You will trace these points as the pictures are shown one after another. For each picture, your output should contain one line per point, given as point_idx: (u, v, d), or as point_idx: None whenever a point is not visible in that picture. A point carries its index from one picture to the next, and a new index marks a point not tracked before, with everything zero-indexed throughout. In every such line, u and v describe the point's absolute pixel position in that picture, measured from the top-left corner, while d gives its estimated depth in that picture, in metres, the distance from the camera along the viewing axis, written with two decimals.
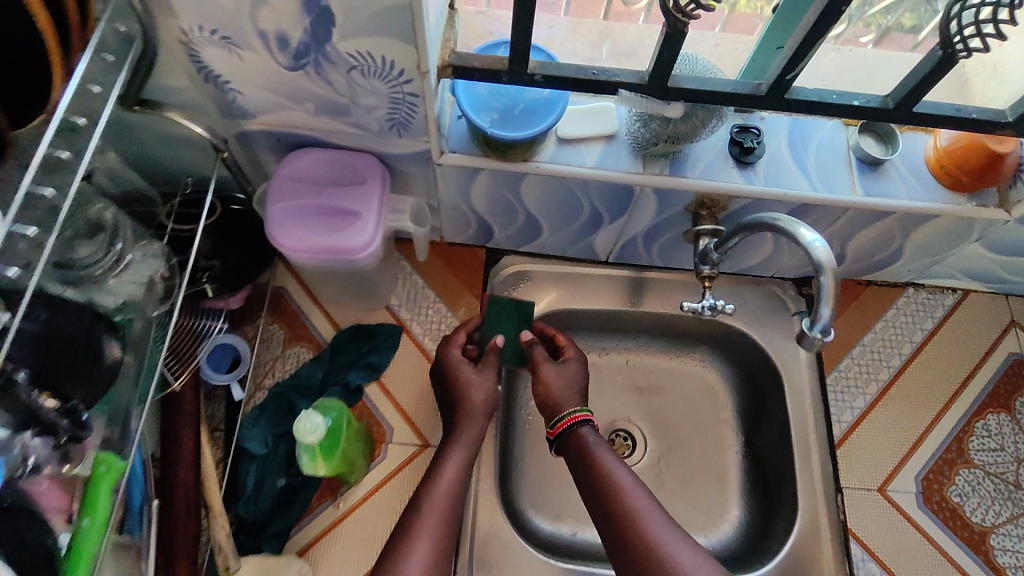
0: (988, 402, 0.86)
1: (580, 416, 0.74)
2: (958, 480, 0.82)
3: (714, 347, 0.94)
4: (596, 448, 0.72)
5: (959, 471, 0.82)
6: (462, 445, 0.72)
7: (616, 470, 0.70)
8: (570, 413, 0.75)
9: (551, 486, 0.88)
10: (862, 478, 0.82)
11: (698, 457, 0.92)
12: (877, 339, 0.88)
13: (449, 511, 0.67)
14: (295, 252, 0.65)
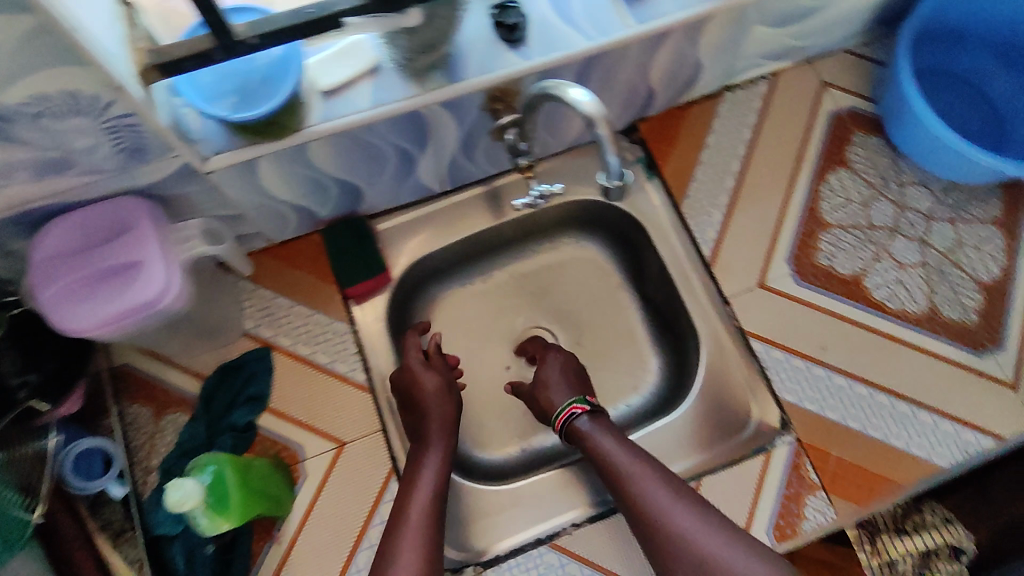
0: (825, 164, 0.91)
1: (575, 408, 0.73)
2: (823, 244, 0.86)
3: (580, 224, 0.95)
4: (598, 433, 0.71)
5: (820, 236, 0.87)
6: (435, 461, 0.68)
7: (614, 446, 0.69)
8: (567, 406, 0.73)
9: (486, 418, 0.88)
10: (741, 279, 0.84)
11: (606, 329, 0.93)
12: (713, 153, 0.90)
13: (428, 528, 0.62)
14: (95, 331, 0.59)
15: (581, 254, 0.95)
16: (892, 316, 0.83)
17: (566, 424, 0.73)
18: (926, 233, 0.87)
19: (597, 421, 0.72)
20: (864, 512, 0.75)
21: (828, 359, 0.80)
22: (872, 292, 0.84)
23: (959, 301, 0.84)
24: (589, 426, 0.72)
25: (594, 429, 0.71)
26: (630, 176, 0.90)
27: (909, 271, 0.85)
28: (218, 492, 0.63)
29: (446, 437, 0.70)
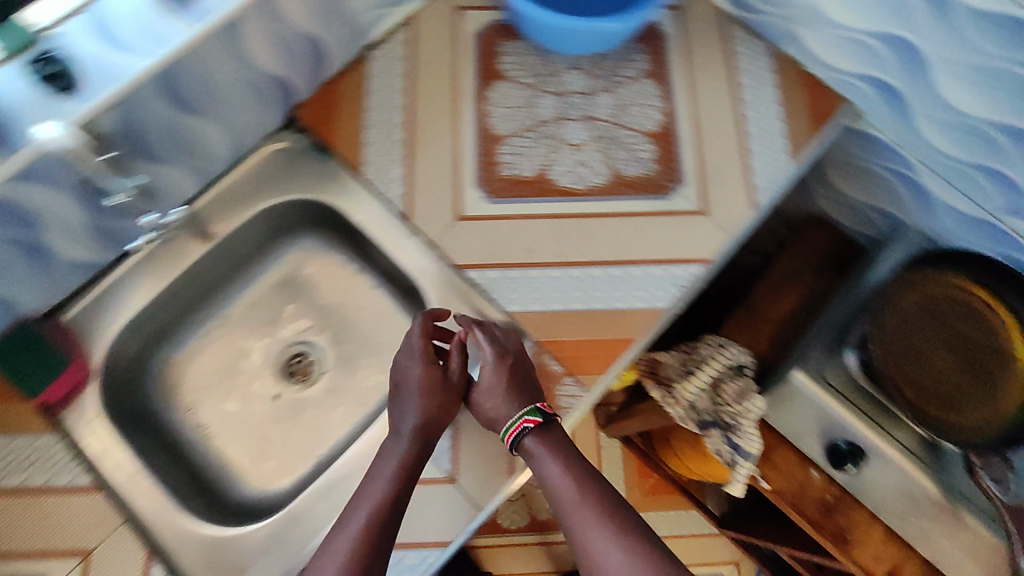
0: (484, 81, 0.92)
1: (527, 422, 0.74)
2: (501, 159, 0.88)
3: (292, 230, 0.95)
4: (548, 454, 0.74)
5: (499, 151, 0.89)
6: (398, 451, 0.72)
7: (563, 492, 0.73)
8: (520, 419, 0.74)
9: (262, 443, 0.91)
10: (439, 222, 0.85)
11: (356, 315, 0.97)
12: (377, 114, 0.90)
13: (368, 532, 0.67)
14: None
15: (316, 256, 0.97)
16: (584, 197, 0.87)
17: (516, 445, 0.74)
18: (590, 110, 0.91)
19: (547, 437, 0.74)
20: (610, 379, 0.81)
21: (538, 259, 0.84)
22: (559, 183, 0.88)
23: (636, 157, 0.89)
24: (536, 445, 0.74)
25: (544, 458, 0.74)
26: (309, 166, 0.90)
27: (585, 148, 0.90)
28: None
29: (423, 458, 0.73)
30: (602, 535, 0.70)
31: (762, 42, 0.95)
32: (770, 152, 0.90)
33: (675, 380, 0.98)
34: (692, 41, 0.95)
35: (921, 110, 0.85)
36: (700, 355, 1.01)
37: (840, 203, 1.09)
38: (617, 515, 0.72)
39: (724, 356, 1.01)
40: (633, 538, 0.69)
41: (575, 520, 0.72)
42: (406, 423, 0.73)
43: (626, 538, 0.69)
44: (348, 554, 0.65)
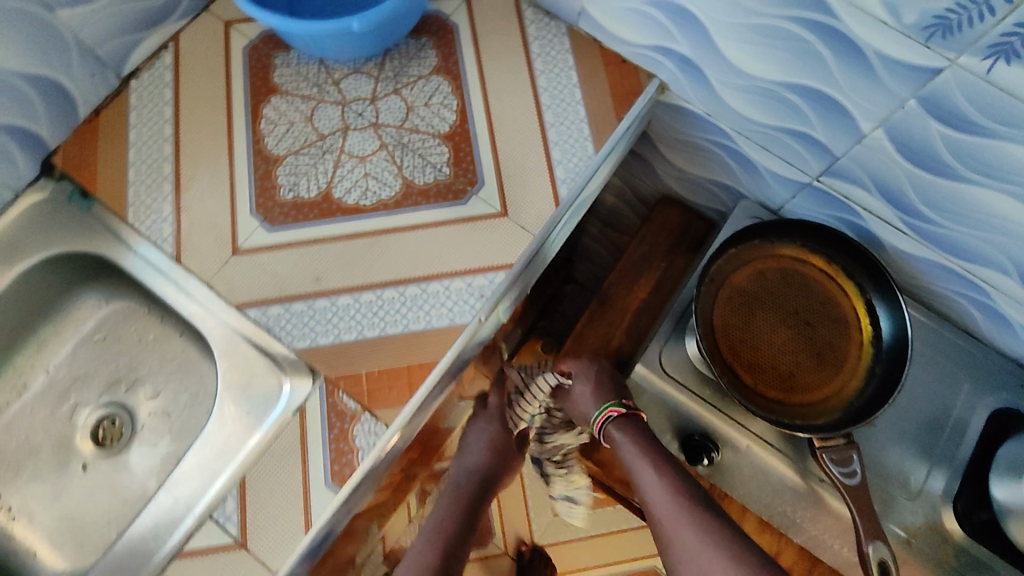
0: (258, 99, 0.85)
1: (610, 413, 0.85)
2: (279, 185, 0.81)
3: (76, 284, 0.88)
4: (633, 454, 0.82)
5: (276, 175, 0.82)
6: (445, 502, 0.92)
7: (656, 489, 0.77)
8: (604, 412, 0.85)
9: (73, 513, 0.84)
10: (213, 260, 0.78)
11: (163, 365, 0.89)
12: (141, 149, 0.83)
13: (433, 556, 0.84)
14: None
15: (112, 308, 0.90)
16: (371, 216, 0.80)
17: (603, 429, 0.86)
18: (375, 117, 0.84)
19: (630, 429, 0.84)
20: (410, 407, 0.73)
21: (324, 287, 0.77)
22: (345, 200, 0.81)
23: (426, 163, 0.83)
24: (630, 449, 0.82)
25: (628, 444, 0.82)
26: (72, 216, 0.82)
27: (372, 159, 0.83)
28: None
29: (468, 509, 0.92)
30: (670, 506, 0.76)
31: (558, 23, 0.90)
32: (567, 141, 0.85)
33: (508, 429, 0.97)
34: (479, 31, 0.89)
35: (715, 77, 0.80)
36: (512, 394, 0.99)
37: (688, 182, 1.02)
38: (677, 475, 0.79)
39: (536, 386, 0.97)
40: (704, 507, 0.75)
41: (667, 521, 0.76)
42: (473, 460, 0.95)
43: (689, 504, 0.75)
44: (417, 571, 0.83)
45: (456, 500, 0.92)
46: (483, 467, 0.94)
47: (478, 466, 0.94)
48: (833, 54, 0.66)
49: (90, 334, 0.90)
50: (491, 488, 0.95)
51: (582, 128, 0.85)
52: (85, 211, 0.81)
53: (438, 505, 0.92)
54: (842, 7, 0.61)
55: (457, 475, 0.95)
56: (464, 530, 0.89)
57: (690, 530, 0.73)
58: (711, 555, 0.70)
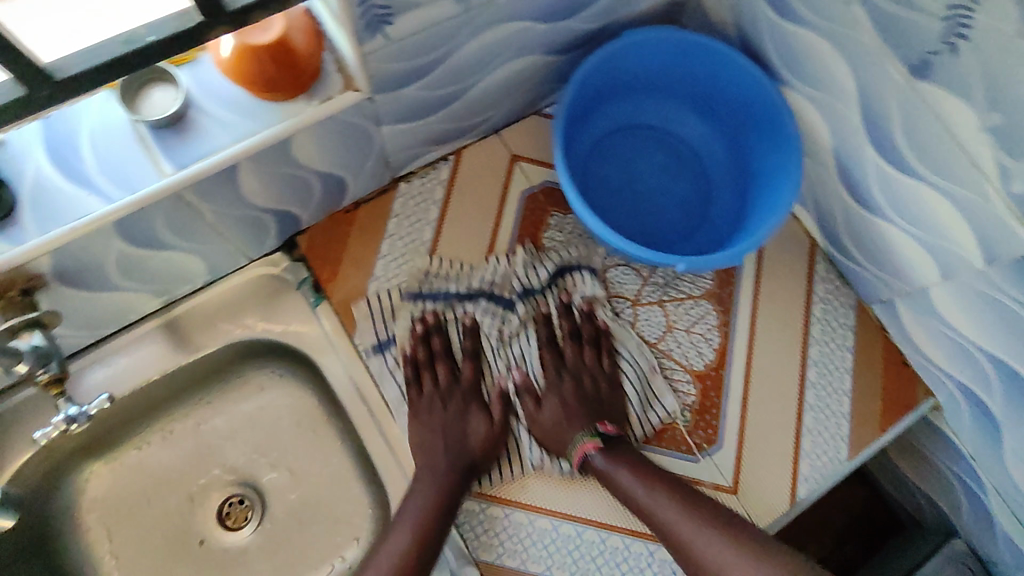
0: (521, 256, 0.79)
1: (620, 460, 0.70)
2: (418, 317, 0.76)
3: (265, 355, 0.84)
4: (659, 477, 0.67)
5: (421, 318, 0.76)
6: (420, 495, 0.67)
7: (667, 509, 0.65)
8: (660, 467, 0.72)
9: None
10: (423, 422, 0.73)
11: (313, 467, 0.84)
12: (390, 266, 0.78)
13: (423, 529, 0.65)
14: None
15: (285, 385, 0.86)
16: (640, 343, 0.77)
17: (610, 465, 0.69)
18: (633, 323, 0.78)
19: (612, 455, 0.69)
20: None
21: (531, 500, 0.72)
22: None
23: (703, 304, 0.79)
24: (628, 480, 0.67)
25: (624, 453, 0.70)
26: (294, 304, 0.78)
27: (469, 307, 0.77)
28: None
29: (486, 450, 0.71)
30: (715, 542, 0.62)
31: (847, 291, 0.81)
32: (824, 432, 0.76)
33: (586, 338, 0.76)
34: (766, 266, 0.81)
35: (1011, 446, 0.71)
36: (414, 344, 0.75)
37: (887, 471, 0.95)
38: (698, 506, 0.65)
39: (476, 321, 0.77)
40: (721, 514, 0.65)
41: (682, 541, 0.64)
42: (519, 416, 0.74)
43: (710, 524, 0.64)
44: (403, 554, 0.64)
45: (436, 445, 0.70)
46: (468, 454, 0.70)
47: (425, 437, 0.71)
48: None
49: (246, 407, 0.86)
50: (471, 477, 0.70)
51: (843, 425, 0.76)
52: (312, 307, 0.77)
53: (438, 457, 0.70)
54: None
55: (425, 464, 0.69)
56: (449, 516, 0.67)
57: (722, 551, 0.62)
58: (733, 553, 0.61)
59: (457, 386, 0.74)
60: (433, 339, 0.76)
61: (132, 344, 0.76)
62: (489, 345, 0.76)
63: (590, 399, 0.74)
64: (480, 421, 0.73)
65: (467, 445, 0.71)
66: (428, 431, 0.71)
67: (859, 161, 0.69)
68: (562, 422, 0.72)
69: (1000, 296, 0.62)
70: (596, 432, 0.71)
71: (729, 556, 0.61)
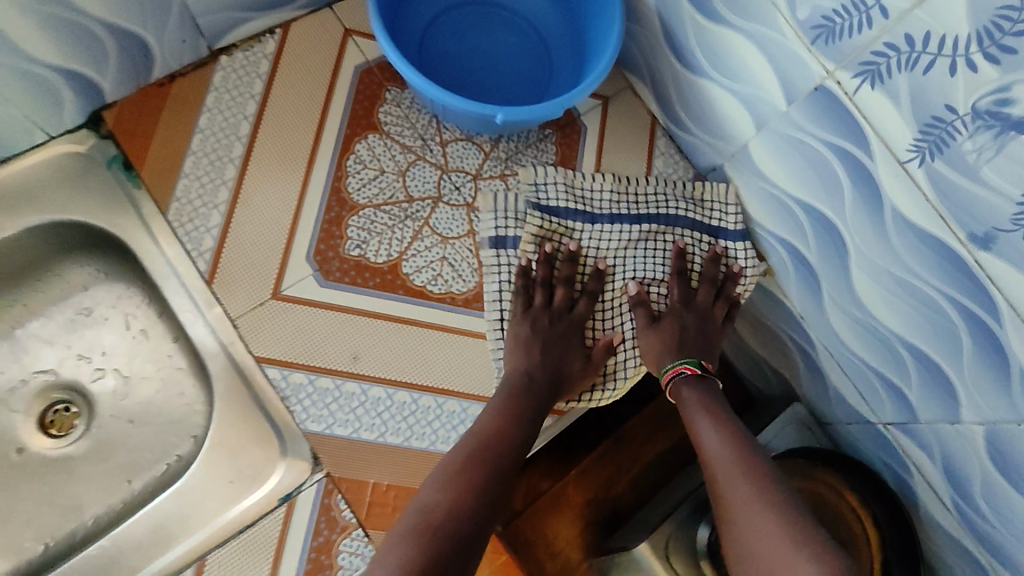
0: (353, 131, 0.76)
1: (682, 368, 0.71)
2: (539, 242, 0.73)
3: (84, 248, 0.77)
4: (716, 442, 0.66)
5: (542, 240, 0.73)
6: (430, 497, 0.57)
7: (716, 440, 0.66)
8: (677, 365, 0.72)
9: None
10: (248, 295, 0.69)
11: (145, 370, 0.78)
12: (208, 140, 0.73)
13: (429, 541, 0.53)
14: None
15: (109, 284, 0.80)
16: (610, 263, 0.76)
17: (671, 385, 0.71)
18: (472, 197, 0.77)
19: (694, 384, 0.71)
20: None
21: (362, 369, 0.69)
22: (412, 279, 0.73)
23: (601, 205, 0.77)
24: (692, 399, 0.70)
25: (711, 386, 0.71)
26: (105, 183, 0.71)
27: (587, 230, 0.76)
28: None
29: (568, 334, 0.71)
30: (779, 533, 0.57)
31: (687, 164, 0.83)
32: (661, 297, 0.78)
33: (710, 283, 0.78)
34: (606, 142, 0.83)
35: (834, 299, 0.74)
36: (537, 265, 0.73)
37: (743, 354, 0.98)
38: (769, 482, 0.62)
39: (602, 253, 0.76)
40: (776, 478, 0.62)
41: (729, 476, 0.63)
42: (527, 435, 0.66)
43: (796, 535, 0.57)
44: (425, 525, 0.54)
45: (533, 362, 0.68)
46: (556, 378, 0.69)
47: (526, 336, 0.69)
48: (975, 348, 0.61)
49: (67, 308, 0.79)
50: (552, 400, 0.69)
51: None
52: (125, 188, 0.71)
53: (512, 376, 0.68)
54: (1014, 320, 0.55)
55: (521, 366, 0.68)
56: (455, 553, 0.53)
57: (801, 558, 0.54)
58: (780, 526, 0.58)
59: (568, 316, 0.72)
60: (558, 263, 0.73)
61: None
62: (586, 241, 0.75)
63: (687, 337, 0.74)
64: (578, 361, 0.72)
65: (560, 367, 0.70)
66: (530, 329, 0.70)
67: (679, 18, 0.70)
68: (664, 346, 0.73)
69: (805, 135, 0.64)
70: (693, 359, 0.72)
71: (770, 524, 0.58)
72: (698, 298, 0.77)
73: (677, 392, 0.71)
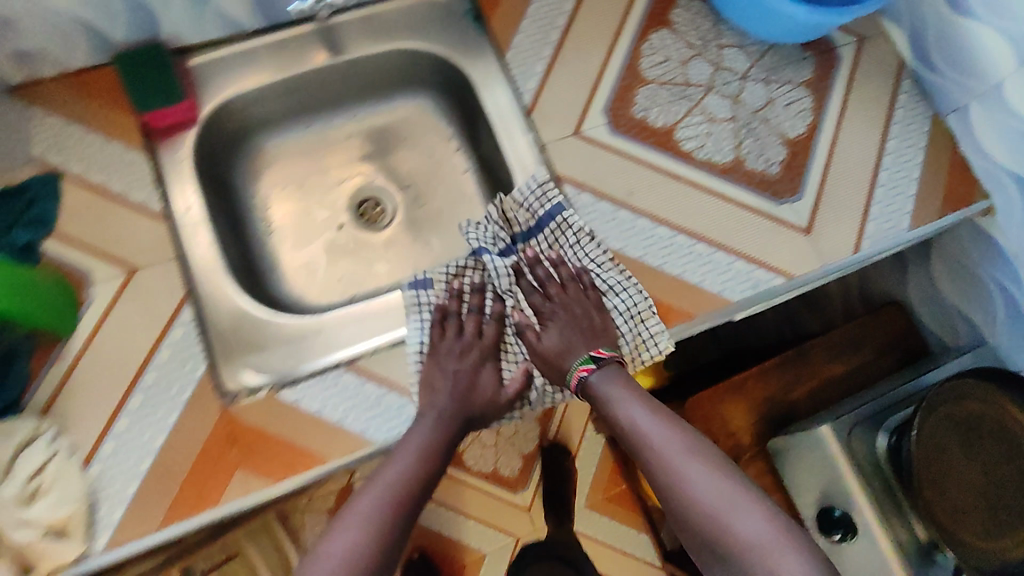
0: (649, 24, 0.92)
1: (580, 371, 0.71)
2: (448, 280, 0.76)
3: (414, 82, 0.96)
4: (629, 418, 0.68)
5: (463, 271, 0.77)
6: (369, 497, 0.64)
7: (637, 414, 0.68)
8: (575, 369, 0.71)
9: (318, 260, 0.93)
10: (558, 129, 0.86)
11: (439, 188, 0.98)
12: (541, 8, 0.90)
13: (366, 538, 0.61)
14: None
15: (423, 115, 0.98)
16: (490, 289, 0.76)
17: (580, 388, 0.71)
18: (737, 93, 0.91)
19: (605, 378, 0.71)
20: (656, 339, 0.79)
21: (637, 202, 0.83)
22: (682, 144, 0.87)
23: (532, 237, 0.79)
24: (608, 394, 0.70)
25: (610, 378, 0.71)
26: (458, 27, 0.91)
27: (474, 266, 0.77)
28: None
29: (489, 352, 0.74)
30: (734, 488, 0.63)
31: (928, 105, 0.93)
32: (891, 206, 0.88)
33: (571, 285, 0.75)
34: (858, 73, 0.94)
35: None
36: (449, 300, 0.75)
37: (933, 306, 1.06)
38: (707, 451, 0.66)
39: (488, 276, 0.76)
40: (709, 444, 0.67)
41: (666, 455, 0.66)
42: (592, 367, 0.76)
43: (735, 498, 0.63)
44: (349, 549, 0.61)
45: (451, 389, 0.71)
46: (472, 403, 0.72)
47: (435, 378, 0.71)
48: None
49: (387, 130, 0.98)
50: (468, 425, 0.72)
51: (907, 206, 0.88)
52: (473, 33, 0.90)
53: (440, 422, 0.70)
54: None
55: (434, 402, 0.70)
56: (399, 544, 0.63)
57: (749, 514, 0.61)
58: (714, 476, 0.64)
59: (480, 341, 0.74)
60: (472, 296, 0.76)
61: (322, 32, 0.88)
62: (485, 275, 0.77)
63: (591, 325, 0.73)
64: (489, 375, 0.74)
65: (471, 399, 0.72)
66: (440, 372, 0.71)
67: None
68: (564, 347, 0.72)
69: None
70: (586, 355, 0.72)
71: (700, 487, 0.63)
72: (573, 297, 0.74)
73: (615, 378, 0.71)
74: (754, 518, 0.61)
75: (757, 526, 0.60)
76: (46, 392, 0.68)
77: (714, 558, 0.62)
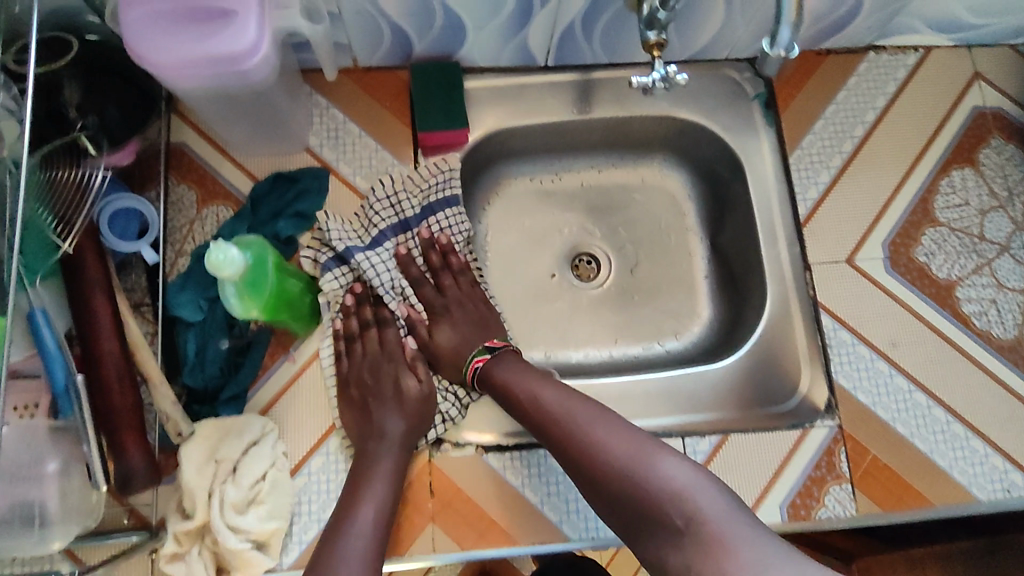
0: (954, 157, 0.82)
1: (476, 361, 0.69)
2: (345, 287, 0.71)
3: (670, 149, 0.90)
4: (509, 395, 0.67)
5: (348, 287, 0.71)
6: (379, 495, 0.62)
7: (546, 393, 0.66)
8: (471, 360, 0.70)
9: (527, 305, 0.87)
10: (829, 252, 0.78)
11: (665, 267, 0.89)
12: (839, 112, 0.82)
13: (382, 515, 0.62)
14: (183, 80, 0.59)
15: (667, 183, 0.91)
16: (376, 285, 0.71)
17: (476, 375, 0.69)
18: None
19: (492, 366, 0.69)
20: (887, 518, 0.71)
21: (897, 356, 0.76)
22: (960, 303, 0.77)
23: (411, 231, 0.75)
24: (498, 377, 0.68)
25: (507, 362, 0.69)
26: (746, 110, 0.84)
27: (349, 271, 0.70)
28: (256, 271, 0.56)
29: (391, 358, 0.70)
30: (647, 444, 0.61)
31: None
32: None
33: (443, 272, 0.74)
34: None
35: None
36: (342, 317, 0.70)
37: None
38: (614, 424, 0.63)
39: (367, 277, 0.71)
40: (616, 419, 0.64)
41: (578, 428, 0.63)
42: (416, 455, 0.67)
43: (643, 463, 0.59)
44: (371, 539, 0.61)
45: (394, 410, 0.66)
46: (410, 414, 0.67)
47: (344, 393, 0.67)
48: None
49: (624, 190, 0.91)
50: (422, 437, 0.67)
51: None
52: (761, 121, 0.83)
53: (384, 436, 0.65)
54: None
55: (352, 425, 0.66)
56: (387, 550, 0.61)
57: (695, 473, 0.58)
58: (641, 437, 0.61)
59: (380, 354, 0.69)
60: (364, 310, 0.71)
61: (602, 82, 0.83)
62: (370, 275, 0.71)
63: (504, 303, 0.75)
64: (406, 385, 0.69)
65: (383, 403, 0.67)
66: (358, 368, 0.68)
67: None
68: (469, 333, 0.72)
69: None
70: (482, 346, 0.70)
71: (641, 443, 0.61)
72: (446, 288, 0.74)
73: (484, 366, 0.69)
74: (679, 472, 0.58)
75: (698, 476, 0.57)
76: (269, 392, 0.67)
77: (645, 533, 0.57)
